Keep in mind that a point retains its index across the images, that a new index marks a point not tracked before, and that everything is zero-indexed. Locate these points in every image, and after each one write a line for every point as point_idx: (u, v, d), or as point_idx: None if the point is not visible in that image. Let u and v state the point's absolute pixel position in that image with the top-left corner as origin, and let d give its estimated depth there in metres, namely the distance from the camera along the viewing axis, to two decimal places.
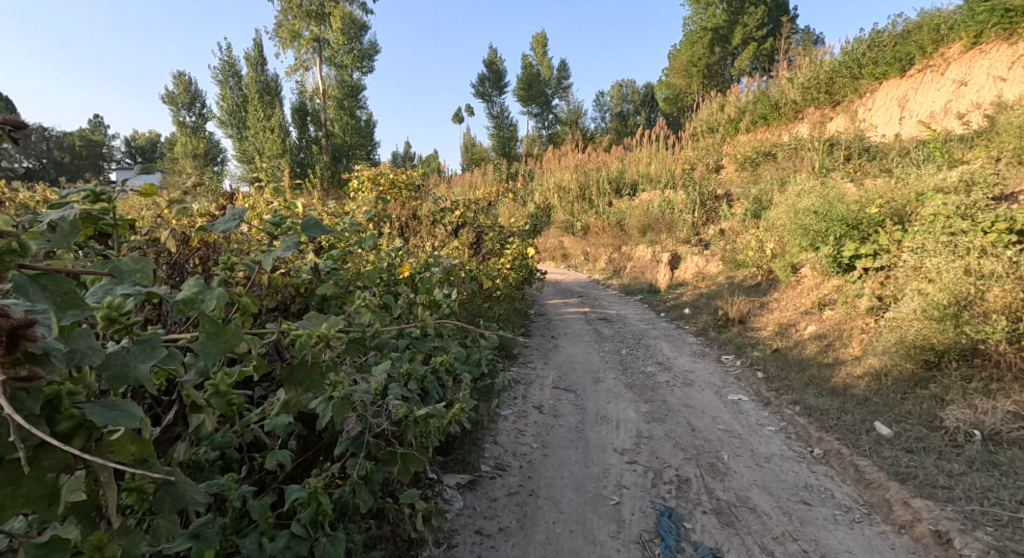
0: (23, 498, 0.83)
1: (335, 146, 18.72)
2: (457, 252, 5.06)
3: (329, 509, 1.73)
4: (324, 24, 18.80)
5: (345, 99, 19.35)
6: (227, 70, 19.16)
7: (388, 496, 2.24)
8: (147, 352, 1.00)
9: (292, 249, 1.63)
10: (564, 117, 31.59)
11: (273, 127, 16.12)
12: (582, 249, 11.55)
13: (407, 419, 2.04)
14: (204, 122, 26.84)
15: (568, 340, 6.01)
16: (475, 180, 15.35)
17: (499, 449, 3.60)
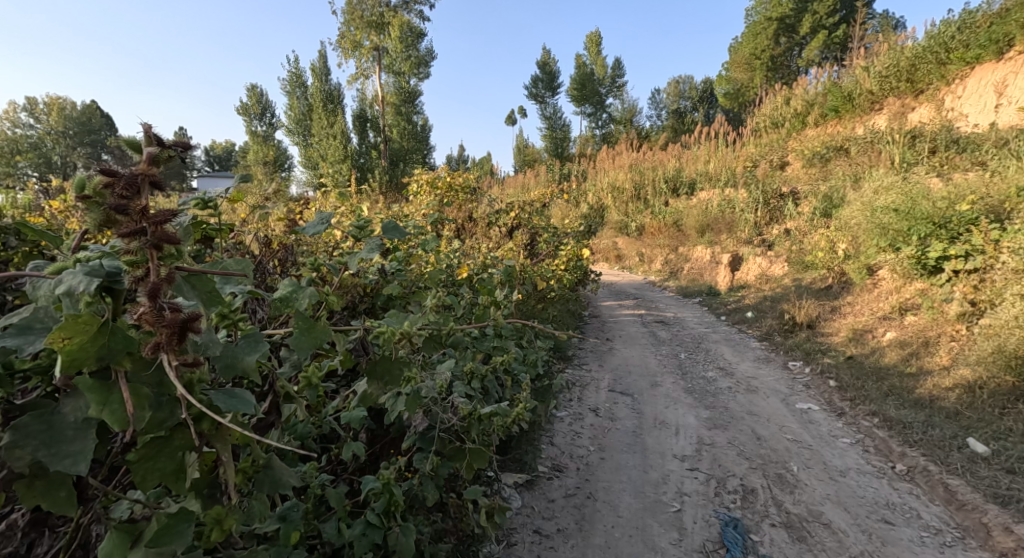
0: (162, 472, 0.90)
1: (393, 151, 19.31)
2: (512, 253, 5.09)
3: (401, 500, 1.77)
4: (384, 33, 19.44)
5: (402, 105, 19.82)
6: (294, 81, 20.14)
7: (451, 491, 2.29)
8: (252, 346, 1.04)
9: (374, 252, 1.72)
10: (619, 117, 31.18)
11: (336, 134, 16.89)
12: (637, 250, 11.34)
13: (472, 416, 2.06)
14: (272, 131, 28.38)
15: (624, 342, 5.92)
16: (528, 182, 15.40)
17: (556, 450, 3.60)
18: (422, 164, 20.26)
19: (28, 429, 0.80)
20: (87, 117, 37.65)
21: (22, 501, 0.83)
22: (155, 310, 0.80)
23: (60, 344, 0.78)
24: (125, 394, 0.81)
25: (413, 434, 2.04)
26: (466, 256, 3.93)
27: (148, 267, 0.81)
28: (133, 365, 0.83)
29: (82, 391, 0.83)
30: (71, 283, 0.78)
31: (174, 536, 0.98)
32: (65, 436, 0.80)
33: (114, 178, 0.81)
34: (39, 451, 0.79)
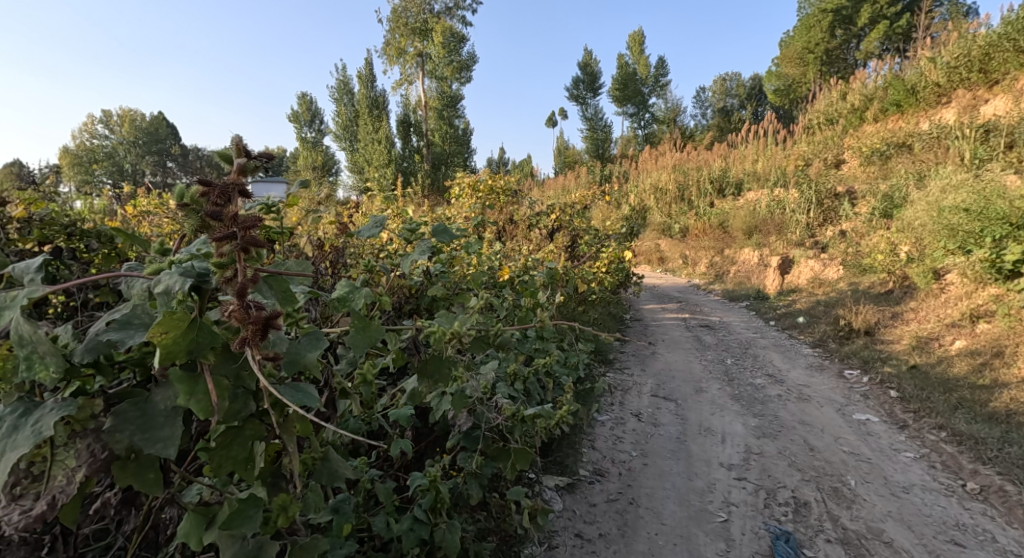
0: (235, 460, 0.95)
1: (435, 155, 19.63)
2: (553, 256, 5.07)
3: (447, 497, 1.78)
4: (427, 40, 19.82)
5: (445, 109, 20.05)
6: (342, 88, 20.76)
7: (494, 491, 2.29)
8: (313, 343, 1.05)
9: (426, 254, 1.77)
10: (662, 116, 30.65)
11: (381, 139, 17.36)
12: (680, 253, 11.10)
13: (515, 417, 2.05)
14: (320, 137, 29.40)
15: (666, 347, 5.80)
16: (568, 184, 15.33)
17: (597, 454, 3.55)
18: (464, 167, 20.48)
19: (126, 414, 0.88)
20: (153, 127, 39.98)
21: (118, 482, 0.89)
22: (243, 308, 0.84)
23: (158, 337, 0.83)
24: (210, 385, 0.87)
25: (457, 434, 2.05)
26: (507, 259, 3.94)
27: (236, 267, 0.85)
28: (216, 358, 0.89)
29: (170, 381, 0.91)
30: (168, 283, 0.85)
31: (244, 520, 1.02)
32: (157, 422, 0.88)
33: (209, 184, 0.85)
34: (135, 436, 0.87)
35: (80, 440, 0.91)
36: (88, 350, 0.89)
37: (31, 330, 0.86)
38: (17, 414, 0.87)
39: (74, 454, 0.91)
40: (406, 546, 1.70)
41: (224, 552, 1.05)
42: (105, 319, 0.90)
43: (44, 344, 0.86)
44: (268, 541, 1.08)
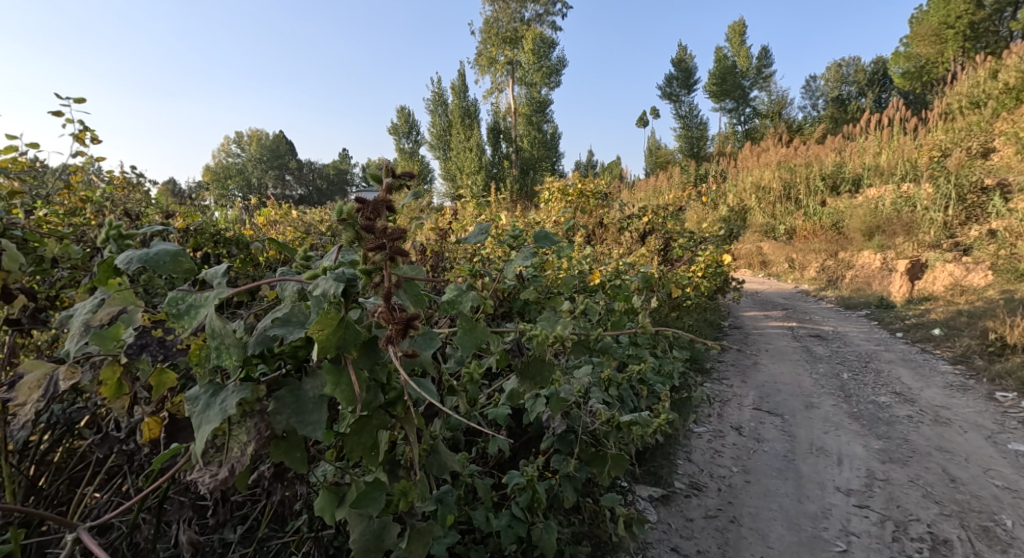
0: (365, 448, 0.91)
1: (523, 160, 19.91)
2: (644, 260, 4.91)
3: (544, 497, 1.71)
4: (517, 47, 20.18)
5: (534, 114, 20.11)
6: (437, 100, 21.64)
7: (588, 495, 2.22)
8: (427, 342, 1.02)
9: (528, 259, 1.75)
10: (766, 111, 28.73)
11: (472, 147, 17.99)
12: (786, 256, 10.30)
13: (611, 423, 1.97)
14: (416, 147, 30.90)
15: (771, 357, 5.39)
16: (660, 184, 14.84)
17: (693, 467, 3.36)
18: (553, 171, 20.49)
19: (283, 399, 0.88)
20: (271, 144, 44.11)
21: (272, 458, 0.92)
22: (389, 309, 0.85)
23: (313, 333, 0.82)
24: (353, 377, 0.86)
25: (551, 435, 2.01)
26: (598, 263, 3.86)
27: (384, 275, 0.87)
28: (358, 353, 0.87)
29: (319, 371, 0.91)
30: (326, 287, 0.85)
31: (370, 501, 1.03)
32: (308, 407, 0.89)
33: (364, 202, 0.89)
34: (290, 419, 0.88)
35: (249, 420, 0.90)
36: (258, 343, 0.89)
37: (220, 322, 0.87)
38: (207, 394, 0.88)
39: (246, 430, 0.90)
40: (505, 543, 1.66)
41: (352, 530, 1.04)
42: (271, 316, 0.89)
43: (230, 337, 0.86)
44: (391, 522, 1.07)
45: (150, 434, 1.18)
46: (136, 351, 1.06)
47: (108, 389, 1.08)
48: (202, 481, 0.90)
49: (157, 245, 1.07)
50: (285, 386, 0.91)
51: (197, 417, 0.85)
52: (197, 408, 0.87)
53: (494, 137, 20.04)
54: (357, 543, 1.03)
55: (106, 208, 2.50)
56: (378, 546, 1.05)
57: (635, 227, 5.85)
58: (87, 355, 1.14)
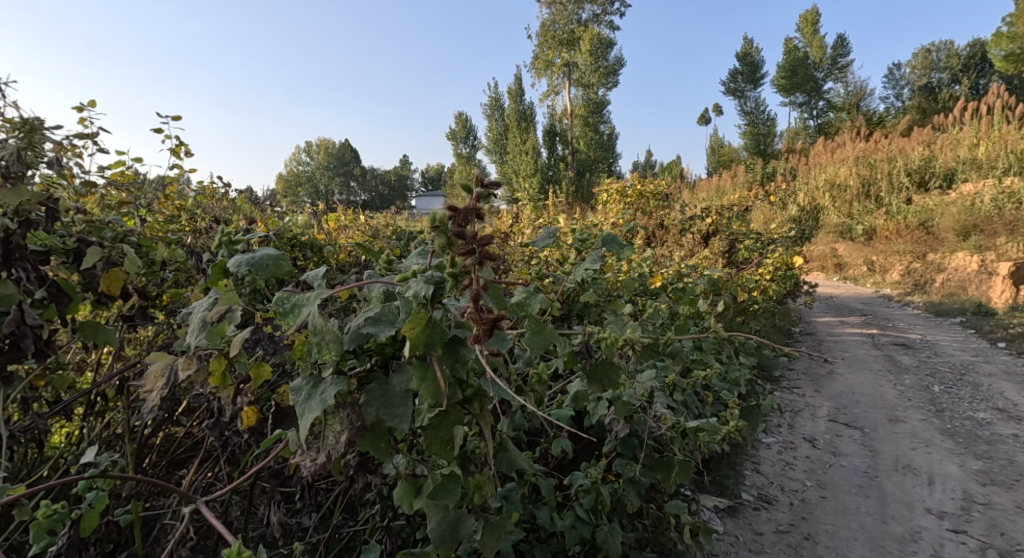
0: (442, 443, 0.85)
1: (579, 162, 19.84)
2: (707, 262, 4.74)
3: (610, 500, 1.62)
4: (574, 49, 20.05)
5: (590, 115, 19.89)
6: (493, 104, 21.92)
7: (652, 502, 2.13)
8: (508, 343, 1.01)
9: (597, 262, 1.70)
10: (841, 104, 27.05)
11: (528, 150, 18.15)
12: (864, 258, 9.66)
13: (677, 430, 1.87)
14: (473, 152, 31.42)
15: (849, 366, 5.05)
16: (724, 184, 14.33)
17: (762, 479, 3.18)
18: (609, 173, 20.23)
19: (372, 392, 0.85)
20: (336, 152, 46.03)
21: (359, 447, 0.87)
22: (477, 310, 0.83)
23: (402, 331, 0.79)
24: (439, 372, 0.81)
25: (614, 439, 1.93)
26: (661, 266, 3.76)
27: (468, 278, 0.82)
28: (445, 352, 0.83)
29: (406, 366, 0.88)
30: (417, 289, 0.81)
31: (445, 493, 0.98)
32: (396, 400, 0.84)
33: (454, 208, 0.87)
34: (379, 411, 0.83)
35: (341, 411, 0.86)
36: (352, 339, 0.85)
37: (321, 319, 0.83)
38: (309, 386, 0.86)
39: (339, 420, 0.86)
40: (569, 544, 1.59)
41: (429, 519, 1.00)
42: (364, 315, 0.87)
43: (331, 334, 0.82)
44: (467, 514, 1.02)
45: (249, 423, 1.20)
46: (250, 345, 1.07)
47: (216, 379, 1.12)
48: (307, 465, 0.85)
49: (263, 251, 1.11)
50: (374, 380, 0.87)
51: (300, 406, 0.83)
52: (300, 398, 0.84)
53: (550, 140, 20.13)
54: (435, 532, 0.99)
55: (196, 215, 2.69)
56: (453, 537, 0.99)
57: (698, 228, 5.66)
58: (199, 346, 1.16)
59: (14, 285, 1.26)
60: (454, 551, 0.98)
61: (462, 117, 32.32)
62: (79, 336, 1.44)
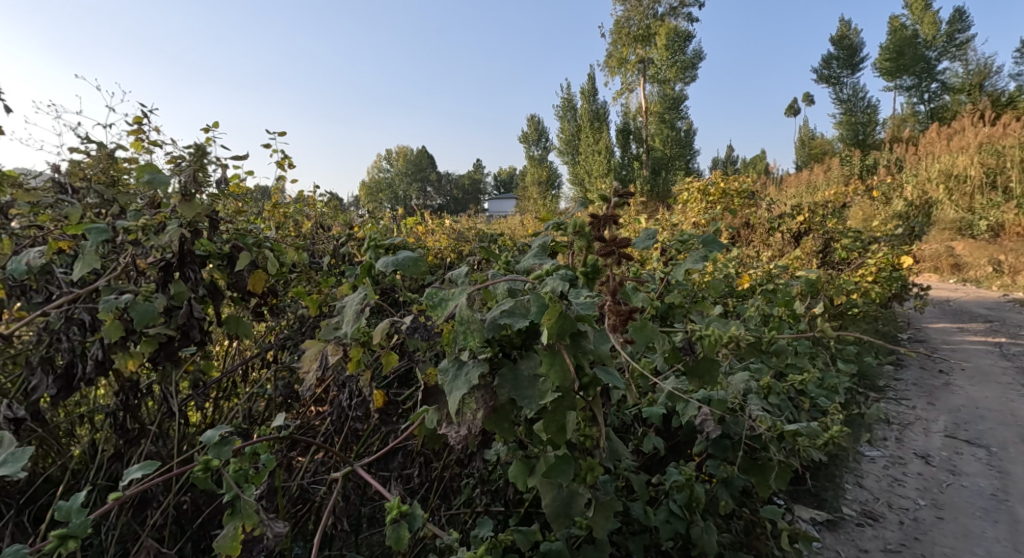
0: (558, 427, 0.92)
1: (655, 159, 19.69)
2: (798, 262, 4.53)
3: (704, 498, 1.62)
4: (650, 44, 19.25)
5: (667, 112, 19.53)
6: (566, 106, 22.05)
7: (747, 506, 2.07)
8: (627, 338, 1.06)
9: (702, 261, 1.57)
10: (959, 85, 24.41)
11: (601, 149, 18.30)
12: (987, 257, 8.68)
13: (775, 433, 1.83)
14: (546, 153, 31.87)
15: (969, 377, 4.59)
16: (816, 178, 13.49)
17: (866, 494, 2.99)
18: (688, 170, 19.72)
19: (503, 375, 0.93)
20: (417, 158, 48.17)
21: (485, 425, 0.96)
22: (614, 303, 0.98)
23: (541, 321, 0.87)
24: (568, 360, 0.88)
25: (705, 440, 1.93)
26: (746, 266, 3.65)
27: (612, 273, 0.99)
28: (571, 342, 0.90)
29: (533, 353, 0.96)
30: (553, 283, 0.90)
31: (559, 472, 1.05)
32: (525, 384, 0.92)
33: (595, 215, 1.04)
34: (509, 392, 0.92)
35: (476, 391, 0.95)
36: (491, 329, 0.93)
37: (467, 310, 0.92)
38: (454, 366, 0.95)
39: (475, 399, 0.94)
40: (663, 537, 1.61)
41: (544, 496, 1.11)
42: (498, 306, 0.94)
43: (475, 323, 0.90)
44: (579, 493, 1.10)
45: (379, 405, 1.34)
46: (415, 332, 1.30)
47: (352, 364, 1.26)
48: (451, 435, 0.96)
49: (403, 252, 1.23)
50: (504, 364, 0.95)
51: (447, 384, 0.92)
52: (447, 377, 0.93)
53: (624, 139, 20.14)
54: (550, 507, 1.09)
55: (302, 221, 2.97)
56: (565, 513, 1.09)
57: (788, 227, 5.40)
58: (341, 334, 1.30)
59: (184, 283, 1.52)
60: (568, 526, 1.08)
61: (535, 119, 33.07)
62: (224, 328, 1.68)
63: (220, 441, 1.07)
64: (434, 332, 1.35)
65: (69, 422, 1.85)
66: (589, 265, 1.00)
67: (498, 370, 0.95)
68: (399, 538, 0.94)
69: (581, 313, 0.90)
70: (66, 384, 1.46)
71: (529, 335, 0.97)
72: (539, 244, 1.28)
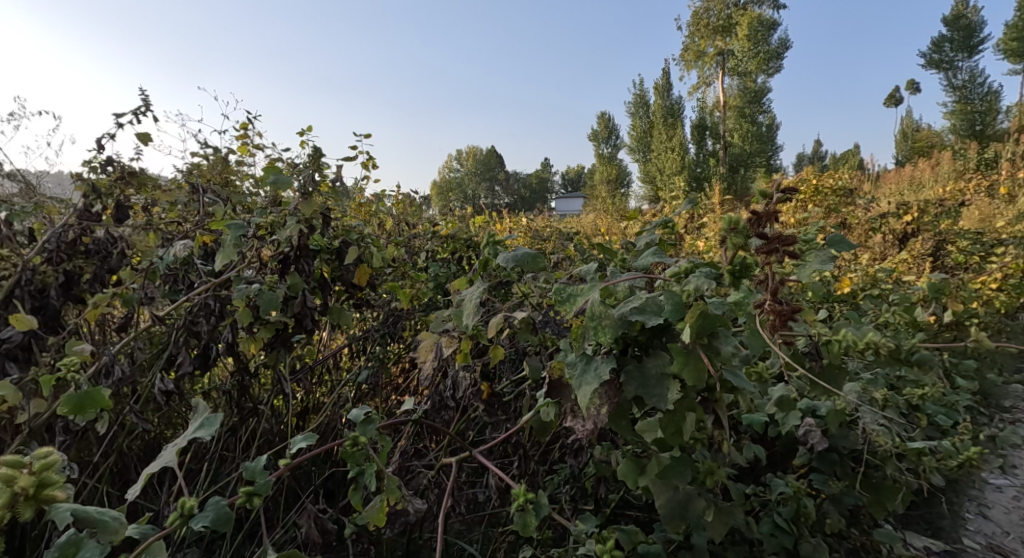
0: (676, 430, 0.96)
1: (733, 157, 18.95)
2: (903, 265, 4.15)
3: (814, 513, 1.54)
4: (730, 36, 17.54)
5: (747, 106, 18.64)
6: (639, 102, 21.52)
7: (857, 526, 1.93)
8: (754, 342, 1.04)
9: (832, 261, 1.13)
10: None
11: (674, 146, 17.79)
12: None
13: (893, 450, 1.69)
14: (616, 152, 31.21)
15: None
16: (918, 174, 12.28)
17: (994, 526, 2.67)
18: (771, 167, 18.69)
19: (630, 372, 0.96)
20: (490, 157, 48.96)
21: (607, 424, 1.01)
22: (776, 303, 1.05)
23: (685, 319, 0.92)
24: (704, 359, 0.92)
25: (808, 452, 1.82)
26: (845, 269, 3.39)
27: (775, 272, 1.05)
28: (705, 344, 0.93)
29: (661, 351, 0.97)
30: (696, 283, 0.93)
31: (675, 474, 1.09)
32: (652, 382, 0.94)
33: (755, 212, 1.08)
34: (637, 390, 0.95)
35: (602, 386, 0.98)
36: (621, 325, 0.95)
37: (599, 306, 0.94)
38: (582, 361, 0.98)
39: (600, 394, 0.98)
40: (767, 552, 1.54)
41: (657, 497, 1.11)
42: (628, 302, 0.95)
43: (607, 320, 0.93)
44: (696, 498, 1.10)
45: (485, 397, 1.46)
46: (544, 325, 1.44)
47: (461, 355, 1.36)
48: (577, 428, 1.04)
49: (520, 248, 1.28)
50: (629, 362, 0.98)
51: (577, 379, 0.96)
52: (576, 372, 0.97)
53: (699, 134, 19.34)
54: (664, 508, 1.10)
55: (388, 219, 3.11)
56: (680, 516, 1.09)
57: (891, 228, 4.95)
58: (457, 328, 1.37)
59: (299, 275, 1.64)
60: (682, 529, 1.08)
61: (605, 116, 32.68)
62: (328, 319, 1.78)
63: (365, 419, 1.11)
64: (564, 326, 1.45)
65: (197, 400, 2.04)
66: (736, 263, 0.99)
67: (625, 366, 0.99)
68: (526, 523, 1.08)
69: (718, 314, 0.92)
70: (204, 363, 1.63)
71: (655, 333, 0.99)
72: (643, 244, 1.35)
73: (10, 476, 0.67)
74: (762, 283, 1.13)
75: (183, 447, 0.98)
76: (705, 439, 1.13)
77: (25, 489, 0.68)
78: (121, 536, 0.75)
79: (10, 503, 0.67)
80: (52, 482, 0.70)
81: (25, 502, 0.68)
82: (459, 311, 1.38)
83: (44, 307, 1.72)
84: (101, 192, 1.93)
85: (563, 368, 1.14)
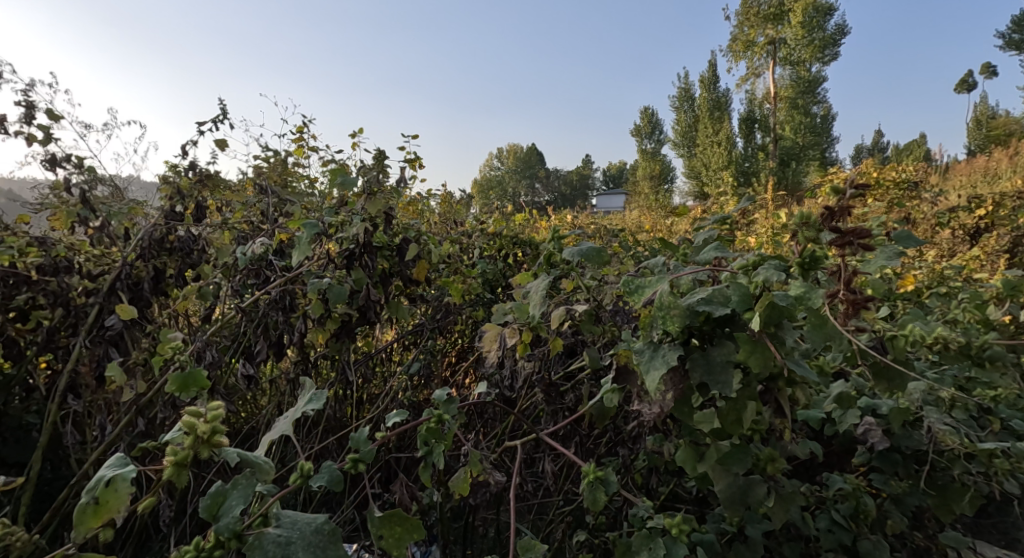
0: (737, 417, 1.01)
1: (784, 150, 18.34)
2: (974, 261, 3.93)
3: (874, 510, 1.52)
4: (781, 24, 16.32)
5: (801, 97, 17.91)
6: (684, 96, 21.02)
7: (920, 528, 1.88)
8: (819, 338, 1.04)
9: (899, 256, 1.10)
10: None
11: (721, 141, 17.34)
12: None
13: (960, 451, 1.64)
14: (660, 146, 30.78)
15: None
16: (989, 164, 11.53)
17: None
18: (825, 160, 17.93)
19: (695, 359, 0.99)
20: (532, 154, 49.06)
21: (671, 411, 1.06)
22: (850, 294, 1.04)
23: (756, 312, 0.94)
24: (771, 347, 0.96)
25: (868, 451, 1.78)
26: (910, 266, 3.24)
27: (847, 264, 1.04)
28: (773, 333, 0.97)
29: (725, 341, 1.00)
30: (765, 274, 0.96)
31: (737, 460, 1.15)
32: (718, 369, 0.97)
33: (829, 206, 1.05)
34: (703, 377, 0.98)
35: (668, 373, 1.03)
36: (688, 314, 0.99)
37: (667, 296, 0.98)
38: (650, 348, 1.03)
39: (664, 381, 1.04)
40: (824, 547, 1.53)
41: (718, 482, 1.16)
42: (694, 294, 0.99)
43: (676, 309, 0.97)
44: (757, 484, 1.16)
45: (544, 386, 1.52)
46: (613, 315, 1.50)
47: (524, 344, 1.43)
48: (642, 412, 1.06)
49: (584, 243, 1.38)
50: (694, 351, 1.01)
51: (644, 365, 1.00)
52: (644, 358, 1.01)
53: (748, 128, 18.77)
54: (724, 493, 1.15)
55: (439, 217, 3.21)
56: (742, 501, 1.15)
57: (961, 222, 4.68)
58: (519, 319, 1.43)
59: (363, 270, 1.75)
60: (742, 512, 1.14)
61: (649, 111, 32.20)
62: (390, 312, 1.88)
63: (448, 398, 1.20)
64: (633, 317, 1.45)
65: (269, 386, 2.19)
66: (806, 256, 1.04)
67: (690, 354, 1.02)
68: (596, 499, 1.14)
69: (785, 305, 0.96)
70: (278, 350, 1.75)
71: (720, 323, 1.02)
72: (700, 240, 1.38)
73: (192, 422, 0.79)
74: (833, 274, 1.12)
75: (296, 418, 1.07)
76: (762, 431, 1.19)
77: (202, 433, 0.80)
78: (273, 475, 0.86)
79: (192, 443, 0.80)
80: (221, 430, 0.80)
81: (203, 444, 0.80)
82: (521, 304, 1.44)
83: (138, 298, 1.88)
84: (184, 194, 2.10)
85: (630, 355, 1.18)
